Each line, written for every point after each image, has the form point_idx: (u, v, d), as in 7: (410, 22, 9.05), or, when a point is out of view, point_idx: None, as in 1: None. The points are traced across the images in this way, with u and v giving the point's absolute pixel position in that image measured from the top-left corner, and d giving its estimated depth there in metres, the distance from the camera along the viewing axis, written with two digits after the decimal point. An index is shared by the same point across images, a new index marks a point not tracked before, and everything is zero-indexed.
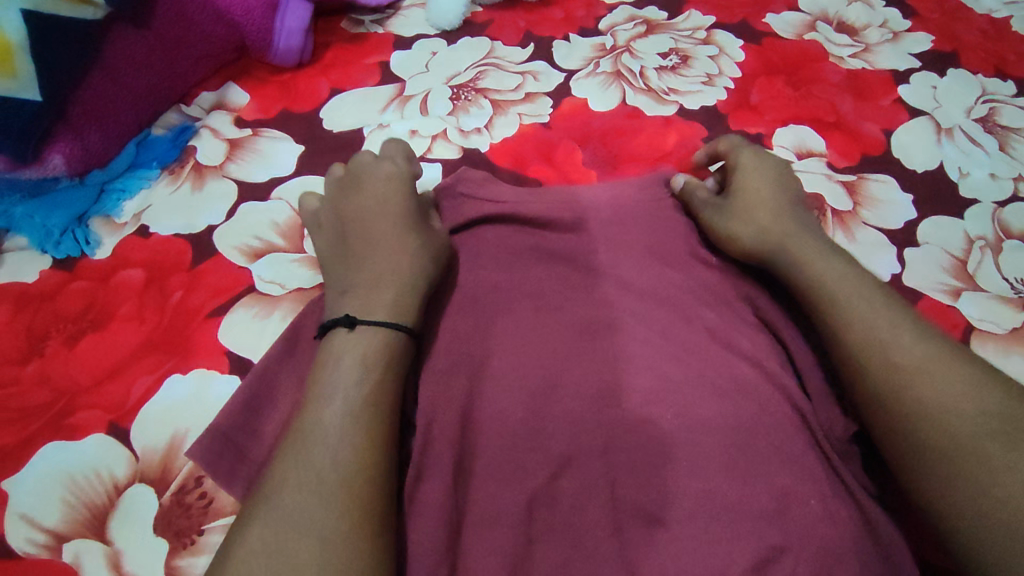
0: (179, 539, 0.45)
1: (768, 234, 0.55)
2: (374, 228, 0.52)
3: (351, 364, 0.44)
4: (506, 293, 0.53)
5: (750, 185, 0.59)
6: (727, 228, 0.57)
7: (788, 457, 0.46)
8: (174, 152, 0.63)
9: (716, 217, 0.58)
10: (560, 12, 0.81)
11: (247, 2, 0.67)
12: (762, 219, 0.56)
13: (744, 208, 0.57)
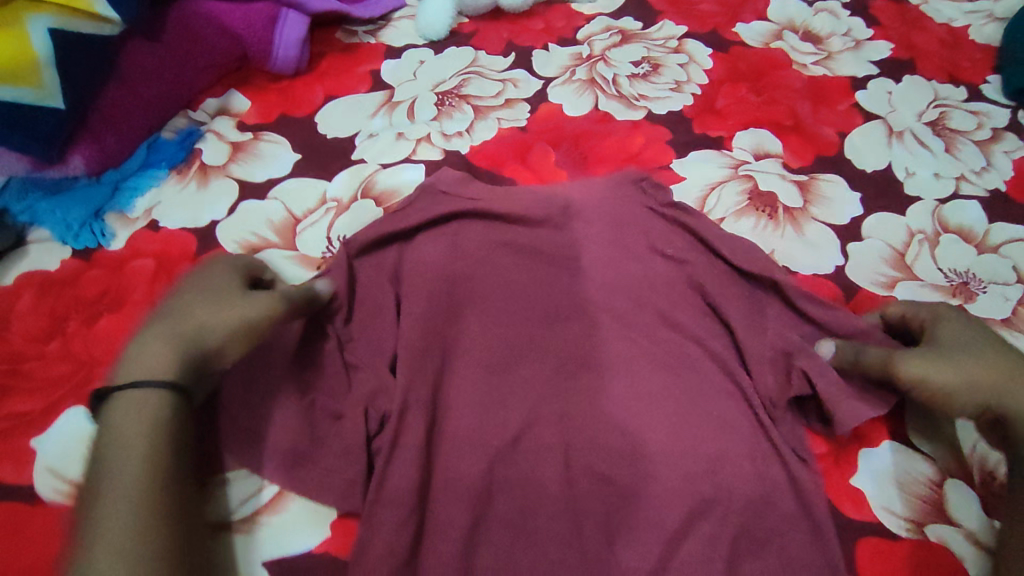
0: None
1: (988, 389, 0.49)
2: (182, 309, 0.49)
3: (124, 459, 0.41)
4: (477, 283, 0.59)
5: (949, 335, 0.52)
6: (944, 381, 0.49)
7: (722, 425, 0.53)
8: (182, 154, 0.69)
9: (927, 367, 0.50)
10: (540, 22, 0.87)
11: (248, 17, 0.74)
12: (975, 383, 0.49)
13: (956, 357, 0.50)
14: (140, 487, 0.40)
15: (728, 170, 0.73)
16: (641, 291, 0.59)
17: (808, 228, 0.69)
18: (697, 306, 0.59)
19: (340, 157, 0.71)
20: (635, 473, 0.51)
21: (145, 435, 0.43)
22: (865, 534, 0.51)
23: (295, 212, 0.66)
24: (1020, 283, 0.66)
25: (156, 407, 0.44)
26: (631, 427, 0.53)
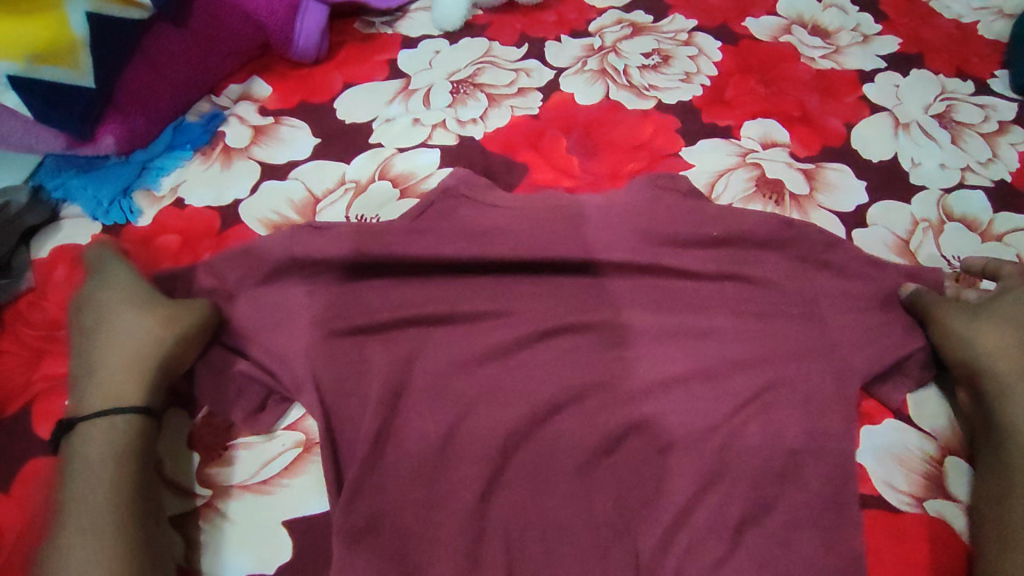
0: (210, 453, 0.56)
1: (1000, 356, 0.53)
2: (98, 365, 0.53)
3: (90, 440, 0.50)
4: (491, 257, 0.60)
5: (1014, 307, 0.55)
6: (962, 331, 0.55)
7: (726, 403, 0.55)
8: (206, 137, 0.72)
9: (951, 315, 0.56)
10: (553, 15, 0.89)
11: (271, 5, 0.75)
12: (996, 340, 0.53)
13: (999, 327, 0.54)
14: (100, 470, 0.49)
15: (736, 158, 0.75)
16: (652, 270, 0.61)
17: (814, 214, 0.70)
18: (705, 286, 0.60)
19: (358, 141, 0.73)
20: (646, 448, 0.53)
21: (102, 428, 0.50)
22: (867, 508, 0.53)
23: (315, 192, 0.68)
24: None
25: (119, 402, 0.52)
26: (641, 402, 0.55)
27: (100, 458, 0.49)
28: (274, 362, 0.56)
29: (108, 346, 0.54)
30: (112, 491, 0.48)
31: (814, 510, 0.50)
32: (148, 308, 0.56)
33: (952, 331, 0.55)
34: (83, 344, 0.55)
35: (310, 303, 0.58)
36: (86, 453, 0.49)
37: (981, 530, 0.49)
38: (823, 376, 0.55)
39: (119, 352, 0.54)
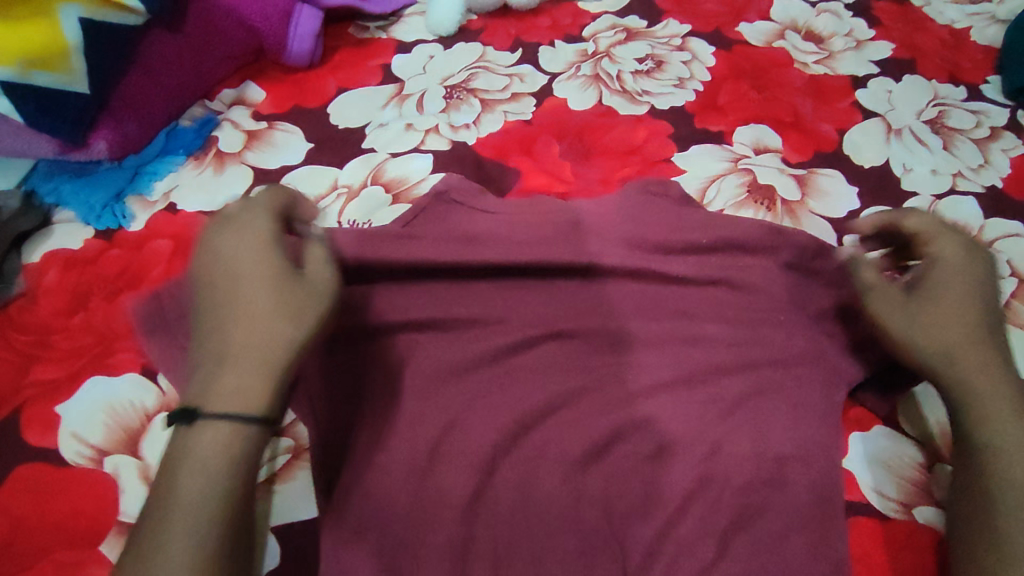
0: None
1: (949, 350, 0.51)
2: (224, 349, 0.50)
3: (215, 431, 0.46)
4: (483, 262, 0.60)
5: (945, 288, 0.54)
6: (899, 329, 0.54)
7: (716, 409, 0.55)
8: (199, 142, 0.72)
9: (888, 312, 0.55)
10: (547, 20, 0.90)
11: (265, 11, 0.76)
12: (933, 334, 0.52)
13: (937, 316, 0.53)
14: (215, 475, 0.45)
15: (728, 164, 0.75)
16: (644, 277, 0.61)
17: (805, 221, 0.71)
18: (697, 292, 0.60)
19: (351, 147, 0.73)
20: (636, 454, 0.54)
21: (223, 427, 0.47)
22: (855, 514, 0.53)
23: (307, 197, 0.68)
24: (1013, 276, 0.67)
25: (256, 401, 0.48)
26: (632, 408, 0.55)
27: (212, 461, 0.45)
28: None
29: (235, 333, 0.50)
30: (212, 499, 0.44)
31: (802, 516, 0.51)
32: (281, 300, 0.52)
33: (887, 328, 0.54)
34: (217, 314, 0.51)
35: None
36: (200, 451, 0.46)
37: (969, 539, 0.46)
38: (811, 382, 0.56)
39: (250, 337, 0.50)
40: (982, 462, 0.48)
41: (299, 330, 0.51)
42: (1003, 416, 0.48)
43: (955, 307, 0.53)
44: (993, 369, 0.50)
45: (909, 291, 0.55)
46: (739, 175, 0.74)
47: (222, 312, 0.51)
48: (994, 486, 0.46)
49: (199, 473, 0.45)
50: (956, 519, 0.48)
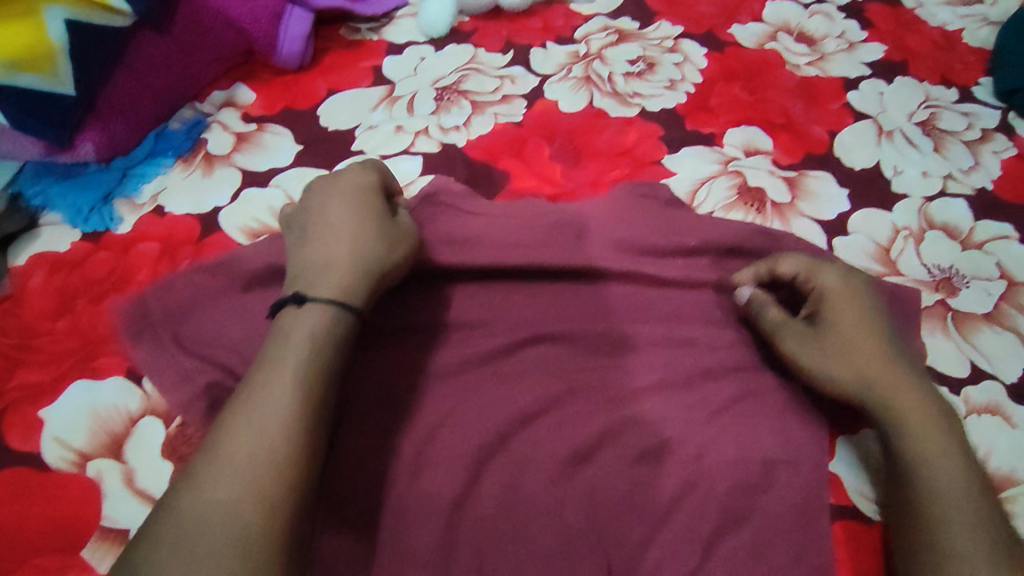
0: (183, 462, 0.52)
1: (862, 376, 0.52)
2: (323, 253, 0.51)
3: (316, 315, 0.47)
4: (471, 267, 0.60)
5: (845, 317, 0.54)
6: (812, 364, 0.54)
7: (703, 412, 0.55)
8: (188, 144, 0.72)
9: (800, 349, 0.55)
10: (539, 22, 0.89)
11: (255, 12, 0.76)
12: (840, 365, 0.53)
13: (842, 346, 0.53)
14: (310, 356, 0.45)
15: (718, 166, 0.75)
16: (633, 279, 0.61)
17: (796, 223, 0.70)
18: (684, 294, 0.61)
19: (341, 149, 0.73)
20: (623, 456, 0.53)
21: (321, 315, 0.47)
22: (843, 518, 0.52)
23: (295, 199, 0.68)
24: (1002, 279, 0.67)
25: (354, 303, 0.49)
26: (619, 409, 0.55)
27: (313, 345, 0.46)
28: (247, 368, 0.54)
29: (334, 239, 0.52)
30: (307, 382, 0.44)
31: (788, 518, 0.50)
32: (379, 219, 0.55)
33: (803, 364, 0.54)
34: (315, 229, 0.54)
35: None
36: (306, 327, 0.47)
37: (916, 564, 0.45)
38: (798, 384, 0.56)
39: (345, 250, 0.52)
40: (911, 485, 0.48)
41: (392, 249, 0.54)
42: (924, 430, 0.49)
43: (857, 334, 0.53)
44: (905, 388, 0.51)
45: (813, 326, 0.55)
46: (730, 177, 0.74)
47: (319, 229, 0.54)
48: (928, 507, 0.46)
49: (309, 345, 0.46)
50: (899, 544, 0.47)
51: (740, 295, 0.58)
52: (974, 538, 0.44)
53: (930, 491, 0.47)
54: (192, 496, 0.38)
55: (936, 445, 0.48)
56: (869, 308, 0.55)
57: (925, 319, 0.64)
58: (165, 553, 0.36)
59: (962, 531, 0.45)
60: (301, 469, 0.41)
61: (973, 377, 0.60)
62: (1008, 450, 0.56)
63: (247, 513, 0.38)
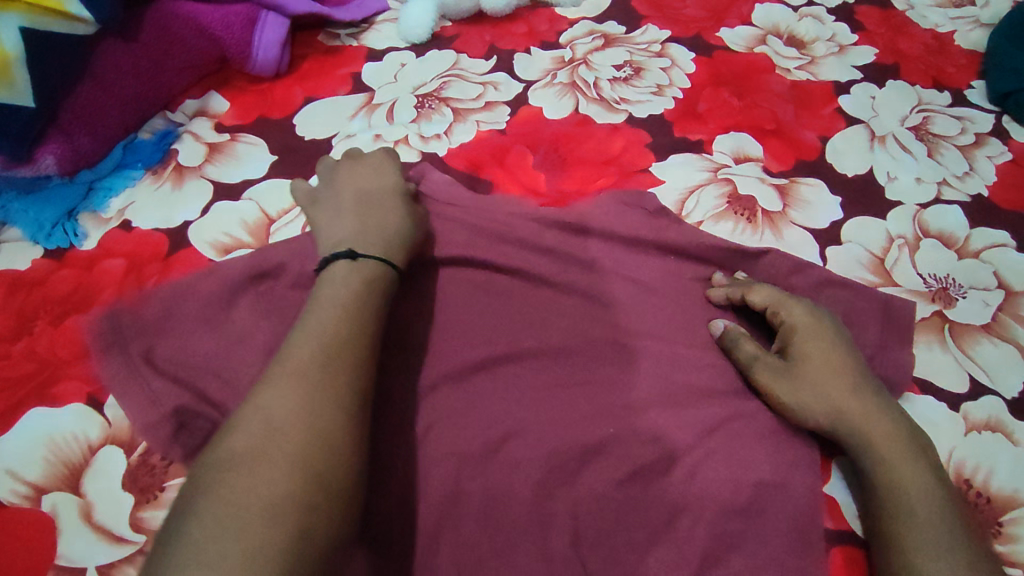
0: (144, 494, 0.49)
1: (835, 408, 0.51)
2: (362, 223, 0.56)
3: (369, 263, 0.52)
4: (448, 264, 0.60)
5: (816, 350, 0.53)
6: (787, 400, 0.52)
7: (692, 433, 0.52)
8: (158, 155, 0.69)
9: (774, 383, 0.53)
10: (523, 26, 0.87)
11: (227, 19, 0.74)
12: (817, 399, 0.51)
13: (814, 380, 0.52)
14: (366, 295, 0.50)
15: (707, 174, 0.72)
16: (618, 293, 0.59)
17: (787, 232, 0.68)
18: (671, 307, 0.59)
19: (317, 159, 0.70)
20: (608, 478, 0.51)
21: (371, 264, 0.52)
22: (841, 544, 0.50)
23: (268, 211, 0.65)
24: (1000, 288, 0.65)
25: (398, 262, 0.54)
26: (605, 426, 0.53)
27: (371, 284, 0.51)
28: (216, 392, 0.52)
29: (373, 212, 0.57)
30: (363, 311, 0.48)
31: (782, 545, 0.48)
32: (408, 201, 0.60)
33: (777, 398, 0.53)
34: (359, 204, 0.58)
35: (255, 334, 0.54)
36: (358, 274, 0.51)
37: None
38: None
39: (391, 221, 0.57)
40: (887, 504, 0.47)
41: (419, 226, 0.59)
42: (897, 454, 0.48)
43: (830, 366, 0.52)
44: (875, 415, 0.50)
45: (785, 359, 0.54)
46: (719, 184, 0.72)
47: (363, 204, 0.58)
48: (905, 526, 0.46)
49: (359, 285, 0.50)
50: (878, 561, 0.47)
51: (714, 328, 0.57)
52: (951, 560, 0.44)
53: (903, 519, 0.46)
54: (271, 399, 0.42)
55: (906, 476, 0.47)
56: (839, 339, 0.54)
57: (921, 331, 0.62)
58: (257, 440, 0.40)
59: (938, 553, 0.44)
60: (366, 384, 0.45)
61: (972, 392, 0.58)
62: (1009, 468, 0.54)
63: (324, 413, 0.42)
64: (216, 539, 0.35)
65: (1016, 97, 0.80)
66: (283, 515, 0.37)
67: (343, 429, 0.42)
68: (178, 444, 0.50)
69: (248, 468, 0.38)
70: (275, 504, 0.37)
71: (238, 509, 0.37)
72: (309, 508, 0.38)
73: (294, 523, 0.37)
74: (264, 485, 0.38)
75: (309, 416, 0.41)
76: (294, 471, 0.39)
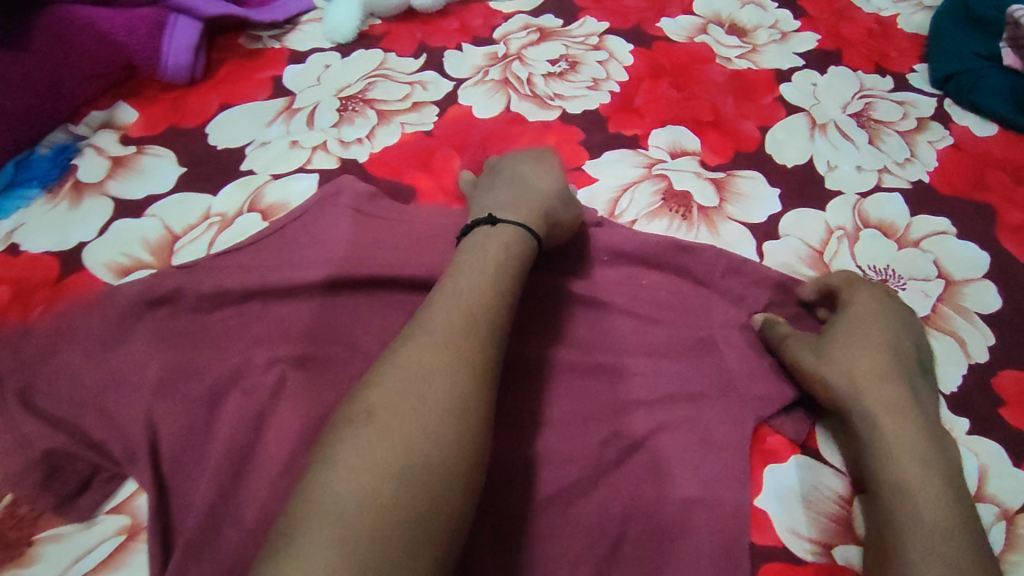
0: (9, 550, 0.46)
1: (855, 376, 0.51)
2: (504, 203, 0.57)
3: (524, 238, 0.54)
4: (364, 281, 0.57)
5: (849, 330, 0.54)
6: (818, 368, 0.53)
7: (612, 449, 0.51)
8: (55, 171, 0.64)
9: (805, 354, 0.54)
10: (455, 22, 0.84)
11: (130, 23, 0.70)
12: (844, 368, 0.52)
13: (839, 351, 0.53)
14: (501, 265, 0.50)
15: (642, 170, 0.70)
16: (540, 302, 0.58)
17: (723, 228, 0.66)
18: (593, 315, 0.57)
19: (229, 170, 0.66)
20: (527, 500, 0.49)
21: (511, 245, 0.53)
22: (768, 559, 0.48)
23: (174, 229, 0.61)
24: (939, 278, 0.63)
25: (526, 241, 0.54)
26: (525, 443, 0.51)
27: (504, 248, 0.52)
28: (103, 431, 0.49)
29: (507, 190, 0.59)
30: (498, 280, 0.49)
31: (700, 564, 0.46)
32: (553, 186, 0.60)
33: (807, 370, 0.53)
34: (508, 189, 0.59)
35: (148, 366, 0.51)
36: (495, 239, 0.53)
37: (876, 522, 0.46)
38: (718, 415, 0.52)
39: (527, 198, 0.58)
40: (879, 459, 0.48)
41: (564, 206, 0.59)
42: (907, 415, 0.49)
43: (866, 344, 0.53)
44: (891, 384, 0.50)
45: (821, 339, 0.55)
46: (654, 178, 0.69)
47: (510, 194, 0.59)
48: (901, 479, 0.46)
49: (493, 255, 0.51)
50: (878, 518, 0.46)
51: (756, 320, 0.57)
52: (949, 506, 0.44)
53: (898, 458, 0.47)
54: (409, 354, 0.44)
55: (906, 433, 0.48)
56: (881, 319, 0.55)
57: None
58: (395, 392, 0.42)
59: (938, 495, 0.45)
60: (496, 351, 0.45)
61: None
62: None
63: (456, 375, 0.43)
64: (351, 482, 0.38)
65: (957, 81, 0.78)
66: (418, 472, 0.39)
67: (477, 393, 0.43)
68: (48, 493, 0.47)
69: (384, 418, 0.40)
70: (409, 461, 0.39)
71: (370, 456, 0.39)
72: (443, 466, 0.40)
73: (426, 483, 0.39)
74: (400, 438, 0.40)
75: (448, 374, 0.43)
76: (428, 427, 0.40)
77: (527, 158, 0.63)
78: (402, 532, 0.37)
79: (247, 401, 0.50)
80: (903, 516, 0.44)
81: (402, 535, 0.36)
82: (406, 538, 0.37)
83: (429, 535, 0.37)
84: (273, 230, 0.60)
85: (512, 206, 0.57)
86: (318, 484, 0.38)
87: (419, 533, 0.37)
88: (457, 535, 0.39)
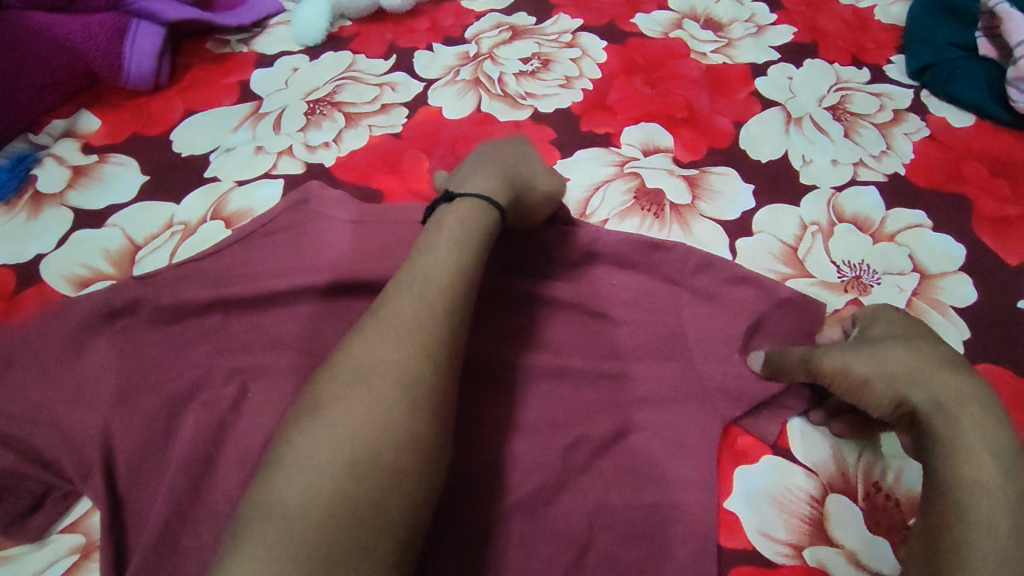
0: None
1: (899, 378, 0.46)
2: (473, 180, 0.56)
3: (491, 217, 0.52)
4: (327, 286, 0.55)
5: (882, 333, 0.51)
6: (861, 371, 0.48)
7: (579, 454, 0.50)
8: (13, 182, 0.63)
9: (843, 357, 0.49)
10: (426, 22, 0.83)
11: (89, 30, 0.69)
12: (886, 367, 0.47)
13: (880, 352, 0.48)
14: (465, 247, 0.48)
15: (614, 169, 0.69)
16: (508, 306, 0.57)
17: (695, 225, 0.65)
18: (563, 318, 0.57)
19: (193, 177, 0.65)
20: (496, 509, 0.48)
21: (477, 228, 0.51)
22: (740, 562, 0.47)
23: (135, 238, 0.60)
24: (914, 272, 0.62)
25: (490, 218, 0.52)
26: (493, 451, 0.50)
27: (464, 226, 0.50)
28: (58, 447, 0.48)
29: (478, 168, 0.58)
30: (456, 262, 0.47)
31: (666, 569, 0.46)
32: (525, 165, 0.59)
33: (843, 376, 0.48)
34: (478, 168, 0.58)
35: (106, 379, 0.50)
36: (454, 219, 0.51)
37: (937, 520, 0.42)
38: (688, 418, 0.51)
39: (493, 178, 0.56)
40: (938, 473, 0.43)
41: (532, 208, 0.58)
42: (973, 419, 0.43)
43: (909, 343, 0.48)
44: (941, 381, 0.45)
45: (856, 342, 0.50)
46: (625, 177, 0.68)
47: (480, 176, 0.57)
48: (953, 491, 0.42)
49: (451, 237, 0.49)
50: (930, 534, 0.42)
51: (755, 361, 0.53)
52: (1021, 517, 0.40)
53: (973, 466, 0.42)
54: (362, 347, 0.42)
55: (977, 432, 0.43)
56: (908, 323, 0.51)
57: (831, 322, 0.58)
58: (346, 387, 0.40)
59: (996, 504, 0.40)
60: (453, 338, 0.44)
61: None
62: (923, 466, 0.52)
63: (411, 367, 0.41)
64: (301, 484, 0.36)
65: (933, 72, 0.77)
66: (371, 467, 0.37)
67: (428, 379, 0.41)
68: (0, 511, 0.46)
69: (337, 412, 0.39)
70: (357, 457, 0.38)
71: (317, 456, 0.37)
72: (400, 458, 0.38)
73: (376, 479, 0.37)
74: (349, 434, 0.38)
75: (399, 363, 0.41)
76: (380, 422, 0.39)
77: (495, 144, 0.62)
78: (348, 530, 0.35)
79: (209, 412, 0.49)
80: (974, 519, 0.40)
81: (356, 533, 0.35)
82: (358, 534, 0.35)
83: (375, 534, 0.36)
84: (236, 239, 0.58)
85: (481, 181, 0.55)
86: (272, 479, 0.37)
87: (377, 532, 0.36)
88: (411, 532, 0.38)
